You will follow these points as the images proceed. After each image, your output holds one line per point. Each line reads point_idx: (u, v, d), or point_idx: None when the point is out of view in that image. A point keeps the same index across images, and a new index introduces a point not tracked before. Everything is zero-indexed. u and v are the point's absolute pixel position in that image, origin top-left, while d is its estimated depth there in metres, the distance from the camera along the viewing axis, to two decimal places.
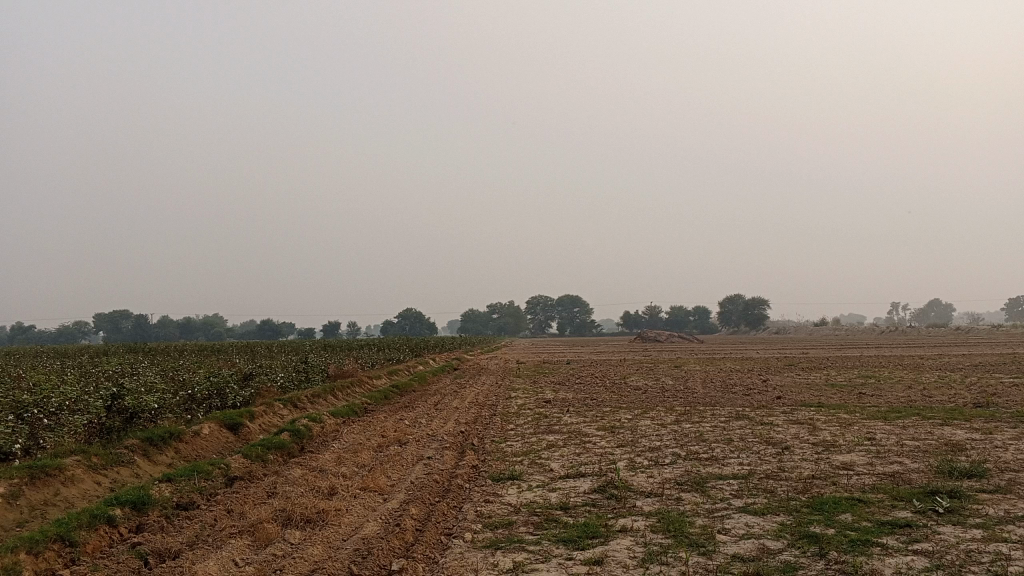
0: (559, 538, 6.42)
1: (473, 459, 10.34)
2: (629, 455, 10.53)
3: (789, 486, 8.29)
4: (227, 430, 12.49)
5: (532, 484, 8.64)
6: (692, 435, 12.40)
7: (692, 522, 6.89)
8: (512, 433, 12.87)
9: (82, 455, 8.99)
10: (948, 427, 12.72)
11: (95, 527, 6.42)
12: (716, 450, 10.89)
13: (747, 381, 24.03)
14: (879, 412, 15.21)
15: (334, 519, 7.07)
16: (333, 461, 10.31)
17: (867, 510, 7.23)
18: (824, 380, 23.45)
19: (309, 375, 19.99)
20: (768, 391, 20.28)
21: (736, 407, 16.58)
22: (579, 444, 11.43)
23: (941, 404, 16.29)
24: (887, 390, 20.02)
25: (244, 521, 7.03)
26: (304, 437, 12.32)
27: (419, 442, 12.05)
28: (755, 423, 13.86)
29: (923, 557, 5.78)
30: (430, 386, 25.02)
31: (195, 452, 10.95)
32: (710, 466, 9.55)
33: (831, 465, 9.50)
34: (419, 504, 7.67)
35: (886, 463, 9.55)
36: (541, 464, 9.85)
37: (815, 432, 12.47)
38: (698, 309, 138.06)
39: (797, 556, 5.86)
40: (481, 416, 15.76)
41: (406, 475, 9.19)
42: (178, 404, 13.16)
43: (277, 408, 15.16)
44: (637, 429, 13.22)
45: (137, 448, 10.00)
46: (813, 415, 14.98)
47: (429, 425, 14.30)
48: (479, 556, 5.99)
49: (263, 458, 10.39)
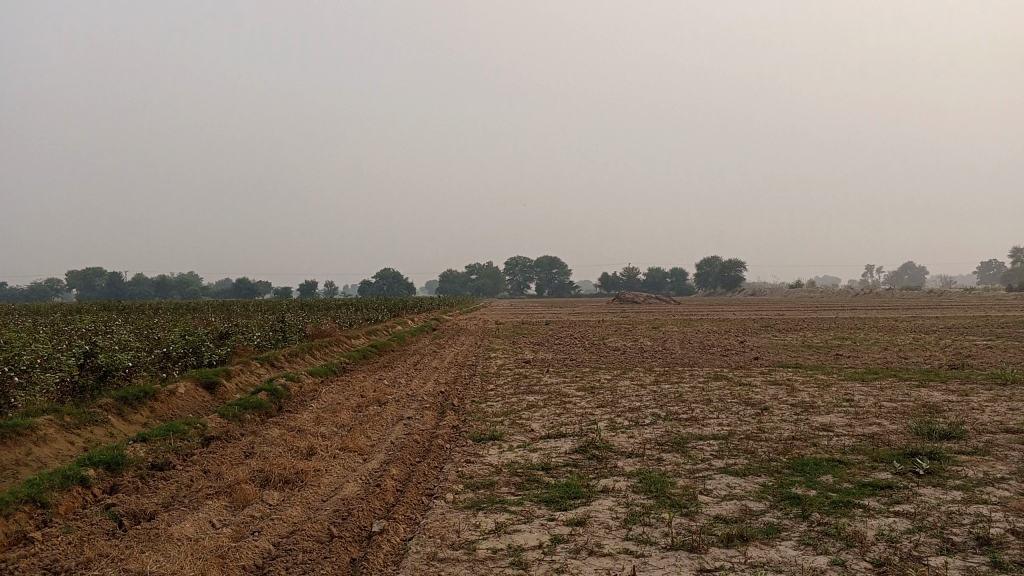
0: (540, 498, 6.36)
1: (454, 419, 10.29)
2: (609, 415, 10.51)
3: (770, 448, 8.29)
4: (203, 390, 12.35)
5: (513, 444, 8.58)
6: (672, 395, 12.43)
7: (674, 483, 6.87)
8: (492, 393, 12.83)
9: (54, 414, 8.83)
10: (925, 389, 12.84)
11: (67, 487, 6.27)
12: (696, 410, 10.91)
13: (726, 342, 24.17)
14: (857, 373, 15.33)
15: (313, 479, 6.98)
16: (311, 421, 10.21)
17: (848, 471, 7.23)
18: (800, 342, 23.63)
19: (286, 334, 19.82)
20: (746, 352, 20.40)
21: (715, 368, 16.65)
22: (560, 405, 11.40)
23: (916, 366, 16.45)
24: (863, 351, 20.22)
25: (221, 482, 6.92)
26: (282, 396, 12.19)
27: (399, 402, 11.97)
28: (734, 384, 13.91)
29: (905, 519, 5.78)
30: (409, 346, 24.97)
31: (170, 411, 10.80)
32: (690, 427, 9.55)
33: (811, 427, 9.52)
34: (399, 464, 7.59)
35: (865, 425, 9.59)
36: (521, 424, 9.81)
37: (793, 393, 12.54)
38: (674, 272, 138.55)
39: (780, 518, 5.84)
40: (461, 376, 15.71)
41: (386, 435, 9.11)
42: (153, 362, 12.98)
43: (254, 367, 15.01)
44: (617, 389, 13.23)
45: (111, 407, 9.84)
46: (791, 376, 15.06)
47: (408, 385, 14.22)
48: (461, 517, 5.93)
49: (241, 418, 10.27)
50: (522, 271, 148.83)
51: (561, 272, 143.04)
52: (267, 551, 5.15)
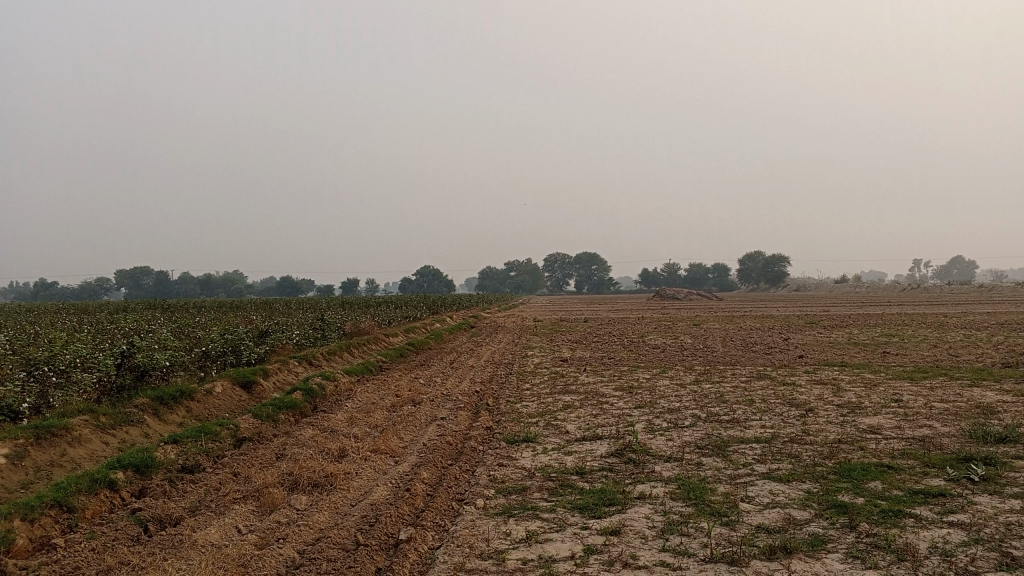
0: (574, 505, 6.15)
1: (488, 420, 10.11)
2: (647, 416, 10.25)
3: (815, 452, 7.97)
4: (240, 389, 12.32)
5: (547, 447, 8.37)
6: (712, 395, 12.12)
7: (714, 489, 6.61)
8: (528, 393, 12.63)
9: (90, 415, 8.82)
10: (978, 389, 12.36)
11: (94, 491, 6.21)
12: (738, 411, 10.60)
13: (768, 339, 23.71)
14: (905, 372, 14.84)
15: (342, 483, 6.85)
16: (344, 421, 10.11)
17: (898, 477, 6.90)
18: (845, 339, 23.09)
19: (325, 332, 19.85)
20: (790, 349, 19.95)
21: (757, 366, 16.27)
22: (597, 405, 11.16)
23: (969, 364, 15.89)
24: (912, 349, 19.66)
25: (249, 486, 6.82)
26: (317, 396, 12.11)
27: (434, 401, 11.83)
28: (777, 383, 13.53)
29: (959, 531, 5.45)
30: (447, 343, 24.92)
31: (206, 411, 10.78)
32: (731, 429, 9.25)
33: (857, 429, 9.16)
34: (431, 467, 7.43)
35: (916, 427, 9.21)
36: (557, 425, 9.60)
37: (839, 394, 12.13)
38: (716, 266, 136.77)
39: (825, 528, 5.56)
40: (497, 374, 15.55)
41: (419, 437, 8.96)
42: (192, 361, 13.01)
43: (292, 366, 14.99)
44: (656, 389, 12.96)
45: (147, 408, 9.83)
46: (837, 375, 14.64)
47: (444, 384, 14.08)
48: (491, 524, 5.74)
49: (274, 418, 10.19)
50: (562, 267, 148.48)
51: (601, 268, 142.27)
52: (291, 559, 5.01)
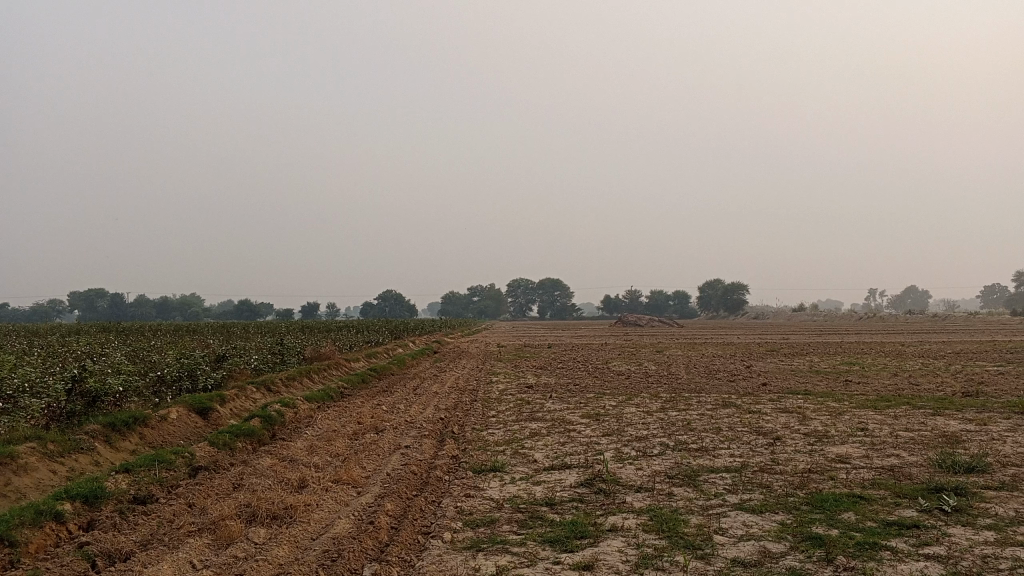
0: (545, 538, 5.95)
1: (454, 448, 9.88)
2: (615, 444, 10.10)
3: (785, 481, 7.89)
4: (196, 415, 11.94)
5: (515, 476, 8.18)
6: (679, 423, 12.02)
7: (687, 521, 6.46)
8: (493, 421, 12.41)
9: (37, 442, 8.43)
10: (942, 418, 12.41)
11: (39, 524, 5.87)
12: (706, 440, 10.50)
13: (731, 367, 23.79)
14: (868, 401, 14.88)
15: (303, 515, 6.57)
16: (304, 450, 9.80)
17: (870, 508, 6.82)
18: (806, 367, 23.20)
19: (284, 357, 19.46)
20: (753, 377, 19.98)
21: (722, 394, 16.22)
22: (564, 433, 10.99)
23: (930, 393, 16.00)
24: (873, 377, 19.81)
25: (205, 518, 6.52)
26: (276, 424, 11.77)
27: (397, 429, 11.56)
28: (743, 411, 13.46)
29: (937, 563, 5.37)
30: (410, 369, 24.60)
31: (161, 438, 10.40)
32: (701, 458, 9.14)
33: (826, 458, 9.09)
34: (395, 499, 7.19)
35: (884, 456, 9.17)
36: (524, 454, 9.40)
37: (805, 422, 12.10)
38: (678, 293, 137.76)
39: (802, 562, 5.43)
40: (461, 401, 15.32)
41: (382, 466, 8.70)
42: (146, 387, 12.62)
43: (251, 391, 14.61)
44: (622, 416, 12.82)
45: (98, 434, 9.44)
46: (801, 403, 14.62)
47: (407, 411, 13.82)
48: (460, 559, 5.52)
49: (231, 446, 9.86)
50: (524, 292, 148.59)
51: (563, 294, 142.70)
52: None
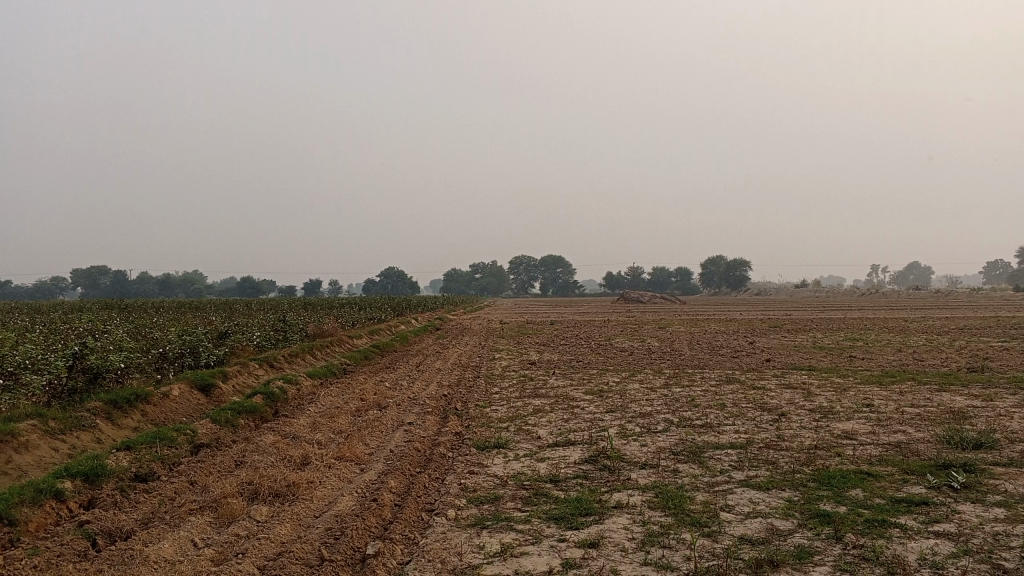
0: (550, 515, 5.89)
1: (457, 425, 9.82)
2: (619, 421, 10.04)
3: (791, 458, 7.82)
4: (198, 392, 11.89)
5: (519, 453, 8.12)
6: (683, 400, 11.94)
7: (693, 498, 6.40)
8: (496, 397, 12.36)
9: (38, 419, 8.38)
10: (947, 393, 12.34)
11: (39, 502, 5.82)
12: (711, 416, 10.43)
13: (734, 343, 23.72)
14: (873, 376, 14.81)
15: (305, 492, 6.51)
16: (307, 427, 9.74)
17: (878, 485, 6.75)
18: (810, 343, 23.12)
19: (287, 334, 19.41)
20: (757, 353, 19.90)
21: (726, 370, 16.15)
22: (567, 410, 10.92)
23: (935, 369, 15.89)
24: (877, 353, 19.72)
25: (206, 496, 6.46)
26: (278, 400, 11.72)
27: (400, 405, 11.52)
28: (747, 388, 13.39)
29: (947, 541, 5.30)
30: (412, 346, 24.56)
31: (163, 415, 10.36)
32: (706, 434, 9.07)
33: (832, 434, 9.02)
34: (398, 476, 7.13)
35: (890, 432, 9.10)
36: (528, 430, 9.35)
37: (810, 398, 12.02)
38: (681, 270, 137.64)
39: (810, 539, 5.36)
40: (464, 378, 15.28)
41: (385, 443, 8.64)
42: (148, 364, 12.56)
43: (253, 368, 14.54)
44: (626, 392, 12.77)
45: (100, 411, 9.39)
46: (806, 379, 14.55)
47: (409, 388, 13.78)
48: (464, 537, 5.46)
49: (233, 423, 9.80)
50: (527, 269, 148.40)
51: (566, 271, 142.71)
52: None
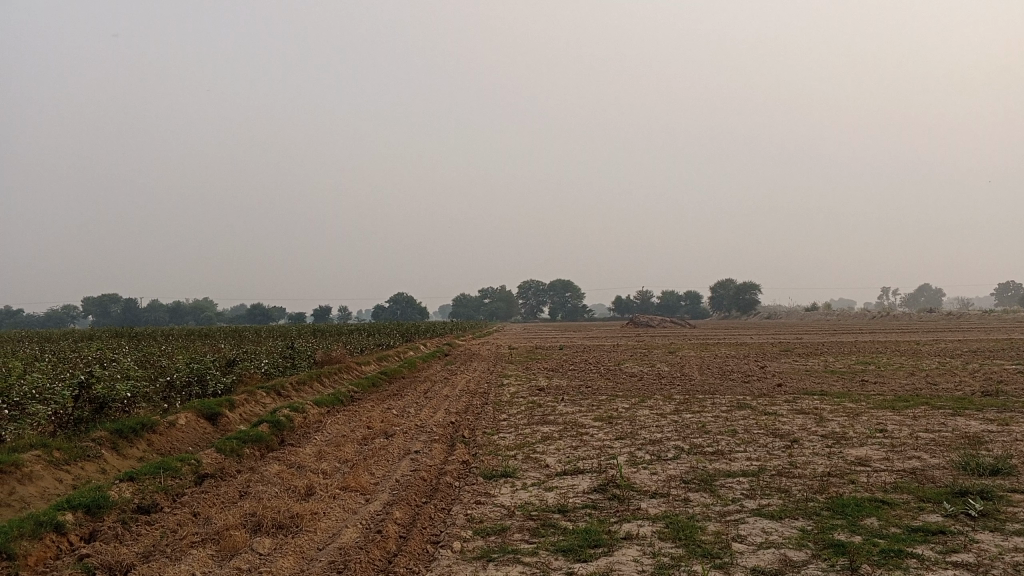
0: (557, 547, 5.77)
1: (464, 453, 9.71)
2: (629, 448, 9.91)
3: (804, 486, 7.67)
4: (205, 421, 11.82)
5: (526, 482, 8.00)
6: (694, 426, 11.80)
7: (704, 528, 6.26)
8: (504, 424, 12.24)
9: (43, 450, 8.31)
10: (962, 418, 12.15)
11: (39, 535, 5.74)
12: (722, 443, 10.29)
13: (745, 367, 23.53)
14: (886, 401, 14.62)
15: (309, 524, 6.41)
16: (313, 456, 9.65)
17: (893, 513, 6.61)
18: (822, 367, 22.90)
19: (295, 361, 19.36)
20: (768, 378, 19.71)
21: (737, 396, 15.97)
22: (576, 437, 10.81)
23: (948, 393, 15.66)
24: (890, 377, 19.48)
25: (209, 528, 6.36)
26: (285, 429, 11.63)
27: (407, 433, 11.41)
28: (759, 413, 13.23)
29: (966, 573, 5.15)
30: (421, 372, 24.45)
31: (169, 444, 10.28)
32: (717, 462, 8.94)
33: (845, 461, 8.87)
34: (404, 506, 7.02)
35: (904, 458, 8.94)
36: (536, 459, 9.23)
37: (822, 424, 11.86)
38: (690, 294, 137.40)
39: (825, 571, 5.23)
40: (472, 404, 15.17)
41: (391, 472, 8.54)
42: (155, 393, 12.50)
43: (260, 396, 14.46)
44: (636, 419, 12.64)
45: (105, 441, 9.32)
46: (818, 404, 14.38)
47: (417, 415, 13.66)
48: (469, 570, 5.34)
49: (239, 453, 9.71)
50: (536, 294, 148.37)
51: (575, 295, 142.64)
52: None
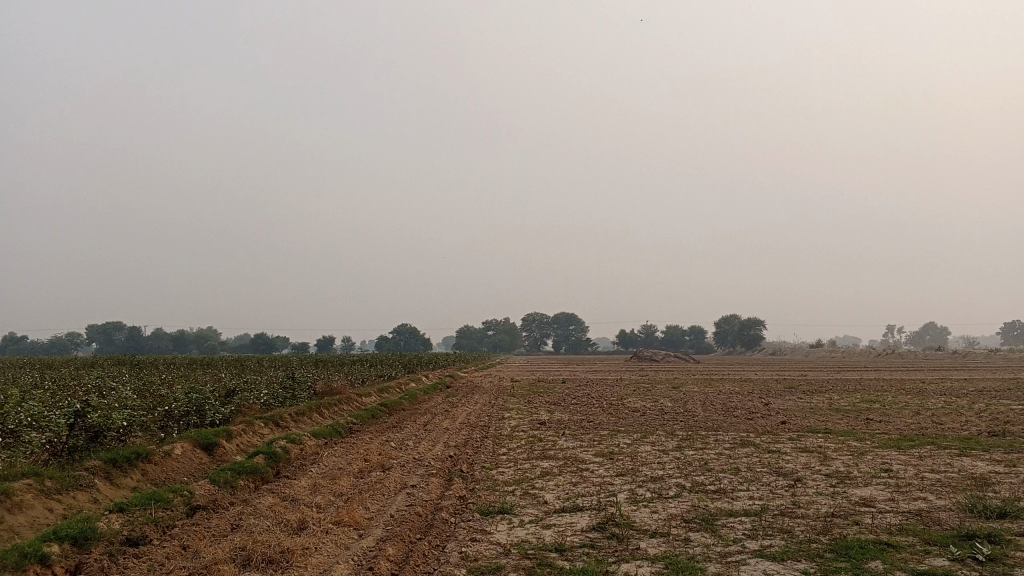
0: None
1: (461, 488, 9.56)
2: (629, 485, 9.76)
3: (807, 527, 7.51)
4: (201, 451, 11.69)
5: (524, 519, 7.85)
6: (696, 463, 11.63)
7: (704, 570, 6.11)
8: (504, 459, 12.09)
9: (35, 478, 8.20)
10: (968, 458, 11.96)
11: (22, 567, 5.61)
12: (724, 481, 10.13)
13: (749, 404, 23.29)
14: (891, 440, 14.43)
15: (299, 559, 6.28)
16: (308, 489, 9.51)
17: (899, 557, 6.44)
18: (826, 404, 22.71)
19: (295, 392, 19.23)
20: (772, 415, 19.50)
21: (740, 433, 15.79)
22: (576, 473, 10.65)
23: (954, 433, 15.43)
24: (895, 416, 19.26)
25: (197, 562, 6.23)
26: (281, 460, 11.49)
27: (405, 467, 11.26)
28: (762, 451, 13.06)
29: None
30: (422, 405, 24.28)
31: (164, 475, 10.15)
32: (718, 501, 8.78)
33: (849, 502, 8.70)
34: (397, 542, 6.87)
35: (910, 500, 8.78)
36: (534, 495, 9.08)
37: (827, 463, 11.68)
38: (694, 329, 137.10)
39: None
40: (472, 438, 15.00)
41: (386, 506, 8.40)
42: (152, 422, 12.38)
43: (258, 427, 14.33)
44: (637, 455, 12.48)
45: (99, 471, 9.20)
46: (822, 442, 14.18)
47: (416, 448, 13.49)
48: None
49: (233, 484, 9.58)
50: (540, 327, 148.17)
51: (579, 329, 142.40)
52: None
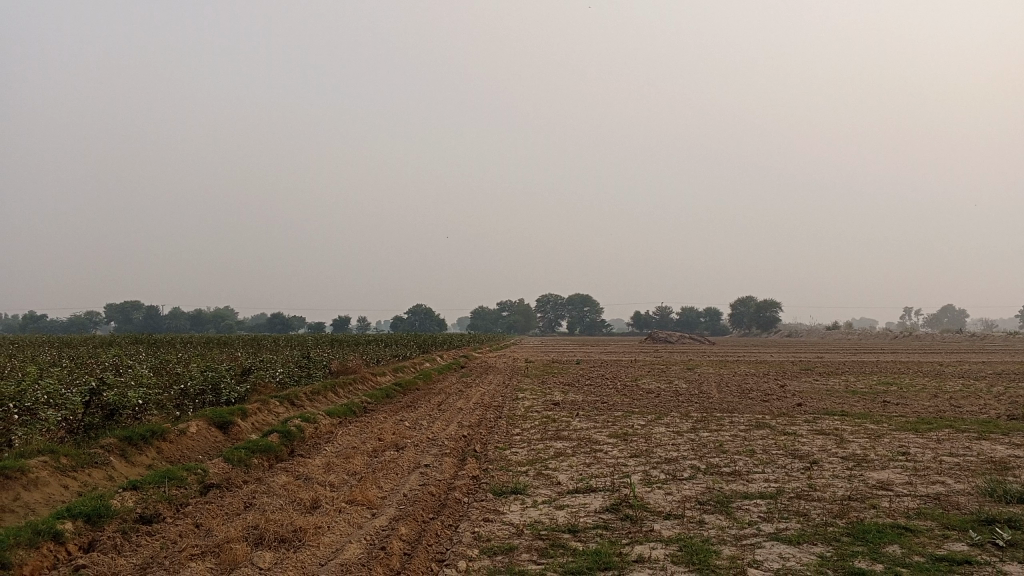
0: (566, 569, 5.58)
1: (475, 468, 9.53)
2: (644, 466, 9.70)
3: (824, 510, 7.43)
4: (216, 429, 11.71)
5: (537, 500, 7.80)
6: (711, 445, 11.55)
7: (718, 552, 6.05)
8: (517, 439, 12.04)
9: (51, 455, 8.22)
10: (986, 442, 11.82)
11: (35, 545, 5.61)
12: (738, 462, 10.06)
13: (764, 386, 23.15)
14: (908, 422, 14.30)
15: (312, 538, 6.26)
16: (321, 467, 9.51)
17: (917, 541, 6.36)
18: (842, 387, 22.52)
19: (309, 371, 19.25)
20: (787, 397, 19.36)
21: (755, 414, 15.67)
22: (590, 453, 10.60)
23: (972, 416, 15.27)
24: (912, 398, 19.08)
25: (210, 540, 6.23)
26: (295, 439, 11.50)
27: (419, 446, 11.25)
28: (777, 433, 12.95)
29: None
30: (435, 384, 24.30)
31: (179, 452, 10.18)
32: (733, 483, 8.71)
33: (866, 485, 8.60)
34: (410, 522, 6.85)
35: (927, 483, 8.68)
36: (547, 475, 9.05)
37: (843, 445, 11.56)
38: (709, 310, 136.73)
39: None
40: (486, 418, 14.99)
41: (399, 486, 8.38)
42: (167, 400, 12.41)
43: (273, 406, 14.36)
44: (652, 436, 12.41)
45: (114, 449, 9.22)
46: (838, 425, 14.06)
47: (429, 428, 13.49)
48: None
49: (246, 463, 9.58)
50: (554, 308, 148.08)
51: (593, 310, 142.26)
52: None
